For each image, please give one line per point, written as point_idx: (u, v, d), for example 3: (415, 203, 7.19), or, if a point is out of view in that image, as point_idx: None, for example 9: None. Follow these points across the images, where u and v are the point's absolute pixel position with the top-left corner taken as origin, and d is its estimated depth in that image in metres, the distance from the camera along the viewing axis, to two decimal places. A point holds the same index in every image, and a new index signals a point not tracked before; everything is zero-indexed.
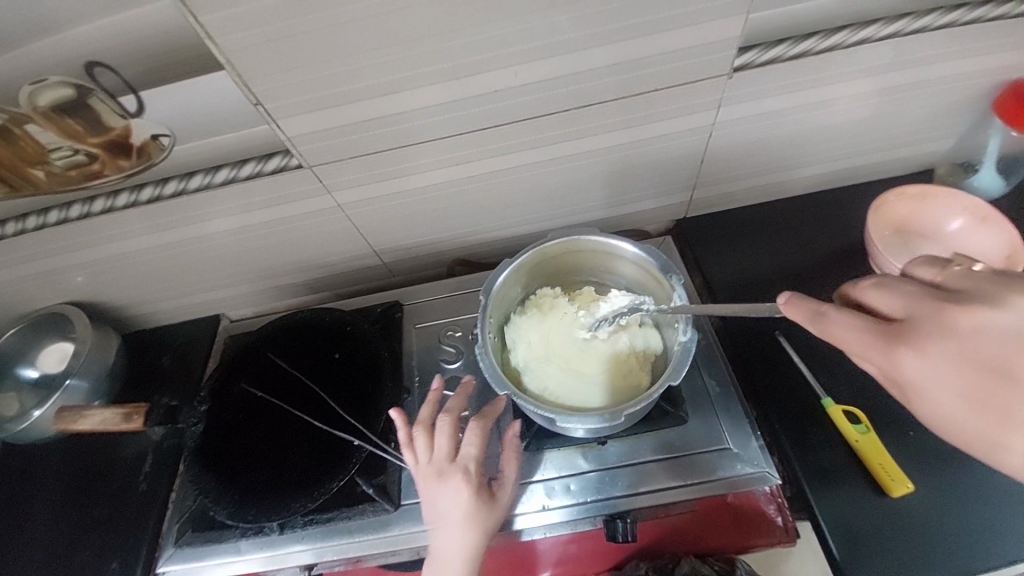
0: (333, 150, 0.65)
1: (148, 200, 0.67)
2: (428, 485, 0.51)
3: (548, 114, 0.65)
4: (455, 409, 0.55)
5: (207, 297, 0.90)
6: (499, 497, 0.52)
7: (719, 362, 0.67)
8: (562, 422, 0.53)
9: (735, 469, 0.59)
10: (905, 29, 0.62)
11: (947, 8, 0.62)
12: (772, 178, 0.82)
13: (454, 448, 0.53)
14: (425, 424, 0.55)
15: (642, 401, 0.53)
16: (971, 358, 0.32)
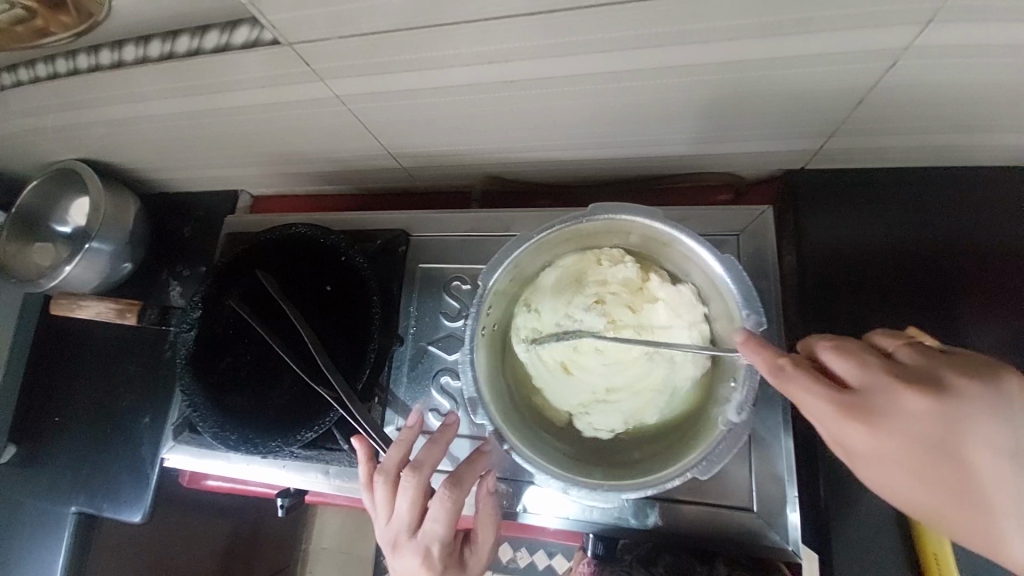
0: (316, 25, 0.46)
1: (109, 66, 0.54)
2: (386, 548, 0.46)
3: (629, 4, 0.41)
4: (424, 467, 0.46)
5: (218, 173, 0.82)
6: (470, 568, 0.46)
7: (778, 405, 0.54)
8: (541, 478, 0.43)
9: (755, 528, 0.51)
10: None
11: None
12: (967, 139, 0.54)
13: (417, 517, 0.46)
14: (389, 473, 0.47)
15: (650, 488, 0.40)
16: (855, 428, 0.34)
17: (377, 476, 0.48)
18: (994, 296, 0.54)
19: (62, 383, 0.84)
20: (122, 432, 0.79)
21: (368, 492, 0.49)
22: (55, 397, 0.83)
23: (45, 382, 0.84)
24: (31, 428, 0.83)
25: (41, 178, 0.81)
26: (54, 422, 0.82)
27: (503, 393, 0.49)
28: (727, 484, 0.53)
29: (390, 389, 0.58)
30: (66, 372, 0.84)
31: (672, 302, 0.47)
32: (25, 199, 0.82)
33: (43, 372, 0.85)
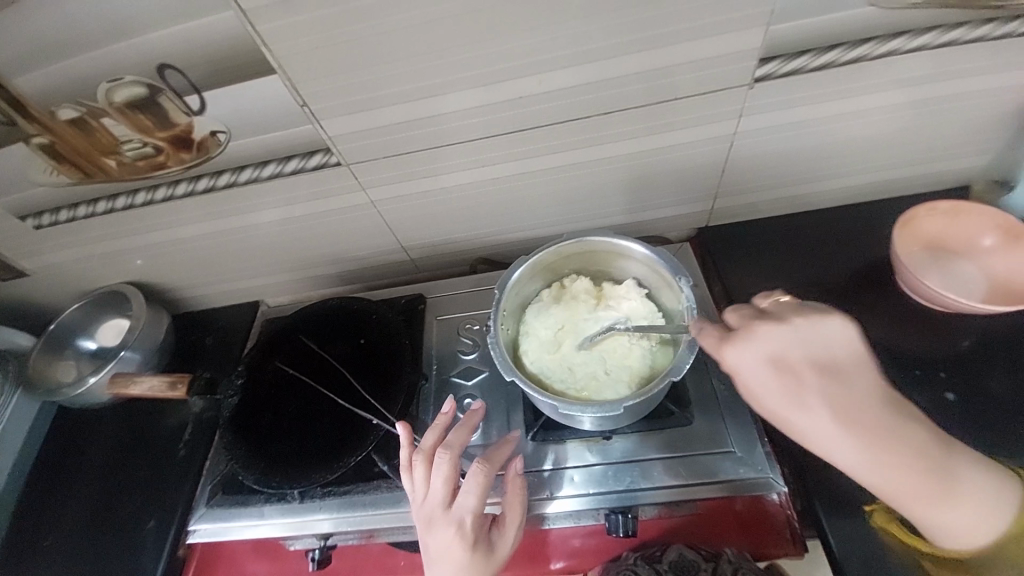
0: (369, 150, 0.70)
1: (204, 190, 0.74)
2: (420, 526, 0.53)
3: (571, 120, 0.68)
4: (458, 444, 0.55)
5: (248, 285, 0.97)
6: (499, 548, 0.53)
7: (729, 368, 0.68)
8: (565, 410, 0.55)
9: (736, 472, 0.60)
10: (963, 38, 0.61)
11: (984, 19, 0.60)
12: (800, 191, 0.81)
13: (451, 493, 0.53)
14: (427, 451, 0.55)
15: (641, 396, 0.55)
16: (783, 360, 0.48)
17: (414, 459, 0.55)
18: (864, 291, 0.77)
19: (54, 504, 0.80)
20: (119, 545, 0.75)
21: (406, 474, 0.56)
22: (43, 520, 0.79)
23: (37, 510, 0.80)
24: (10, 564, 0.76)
25: (83, 302, 0.91)
26: (43, 551, 0.77)
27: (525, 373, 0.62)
28: (703, 438, 0.62)
29: (419, 417, 0.67)
30: (62, 490, 0.82)
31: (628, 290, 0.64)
32: (63, 321, 0.90)
33: (37, 493, 0.82)
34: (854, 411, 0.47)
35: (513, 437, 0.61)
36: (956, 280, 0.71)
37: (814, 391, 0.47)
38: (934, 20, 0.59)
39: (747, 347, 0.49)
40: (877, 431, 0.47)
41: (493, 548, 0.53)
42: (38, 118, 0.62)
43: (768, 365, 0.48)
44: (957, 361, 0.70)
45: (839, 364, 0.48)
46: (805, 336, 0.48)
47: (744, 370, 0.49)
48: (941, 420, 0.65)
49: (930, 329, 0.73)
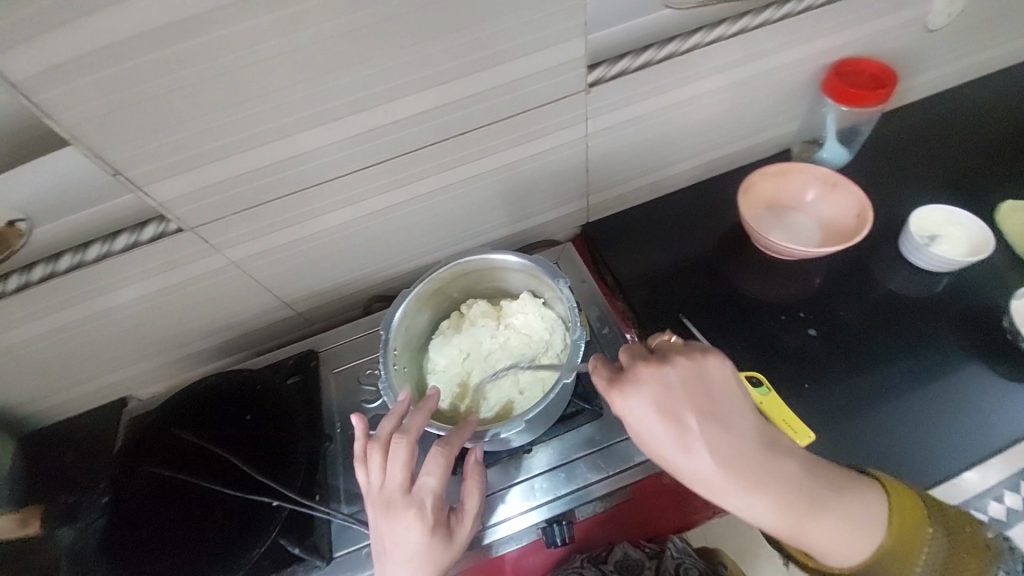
0: (213, 210, 0.63)
1: (14, 288, 0.63)
2: (378, 514, 0.50)
3: (428, 144, 0.67)
4: (416, 427, 0.51)
5: (109, 382, 0.83)
6: (458, 534, 0.52)
7: None
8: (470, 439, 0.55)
9: (650, 452, 0.62)
10: (751, 24, 0.70)
11: (761, 8, 0.70)
12: (660, 176, 0.88)
13: (410, 477, 0.50)
14: (383, 437, 0.51)
15: (541, 403, 0.54)
16: (668, 405, 0.49)
17: (370, 446, 0.51)
18: (729, 257, 0.85)
19: None
20: None
21: (360, 465, 0.52)
22: None
23: None
24: None
25: None
26: None
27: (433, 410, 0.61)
28: (615, 427, 0.64)
29: (329, 483, 0.62)
30: None
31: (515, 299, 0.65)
32: None
33: None
34: (736, 452, 0.48)
35: (475, 418, 0.54)
36: (794, 231, 0.82)
37: (697, 432, 0.48)
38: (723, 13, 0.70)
39: (635, 395, 0.50)
40: (757, 468, 0.48)
41: (452, 532, 0.51)
42: None
43: (655, 411, 0.49)
44: (812, 300, 0.79)
45: (722, 401, 0.50)
46: (689, 381, 0.50)
47: (636, 422, 0.50)
48: (809, 355, 0.74)
49: (788, 278, 0.82)
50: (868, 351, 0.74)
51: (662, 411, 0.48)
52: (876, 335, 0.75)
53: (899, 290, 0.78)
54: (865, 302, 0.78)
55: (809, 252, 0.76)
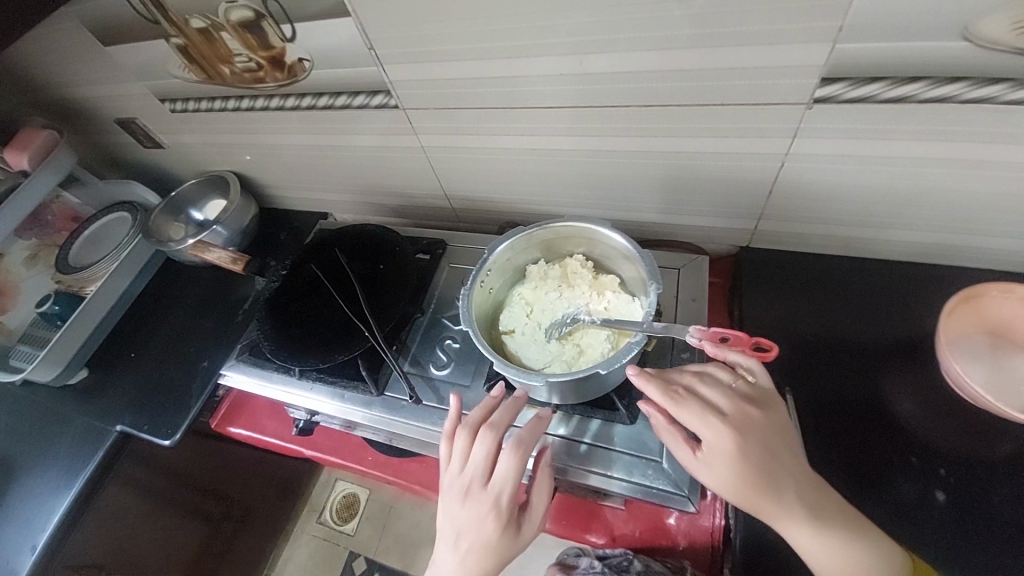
0: (423, 99, 0.76)
1: (291, 107, 0.86)
2: (455, 495, 0.58)
3: (609, 106, 0.68)
4: (502, 426, 0.59)
5: (320, 196, 1.12)
6: (524, 529, 0.59)
7: None
8: (505, 370, 0.58)
9: (657, 480, 0.62)
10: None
11: None
12: (859, 234, 0.74)
13: (488, 468, 0.58)
14: (471, 427, 0.61)
15: (576, 373, 0.55)
16: (754, 454, 0.53)
17: (460, 431, 0.61)
18: (888, 361, 0.70)
19: (149, 327, 1.05)
20: (181, 370, 0.97)
21: (448, 443, 0.62)
22: (137, 337, 1.04)
23: (133, 329, 1.06)
24: (108, 361, 1.01)
25: (199, 179, 1.12)
26: (130, 358, 1.01)
27: (488, 335, 0.66)
28: (640, 441, 0.64)
29: (406, 342, 0.76)
30: (157, 319, 1.06)
31: (604, 279, 0.65)
32: (182, 191, 1.11)
33: (141, 316, 1.07)
34: (812, 501, 0.53)
35: (549, 416, 0.61)
36: (1008, 379, 0.62)
37: (782, 485, 0.53)
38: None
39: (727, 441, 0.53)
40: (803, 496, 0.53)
41: (519, 528, 0.59)
42: (176, 23, 0.76)
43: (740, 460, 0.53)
44: (970, 465, 0.61)
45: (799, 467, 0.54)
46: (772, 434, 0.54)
47: (726, 455, 0.53)
48: (919, 516, 0.59)
49: (958, 424, 0.64)
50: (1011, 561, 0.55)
51: (790, 484, 0.53)
52: None
53: None
54: None
55: (998, 407, 0.58)
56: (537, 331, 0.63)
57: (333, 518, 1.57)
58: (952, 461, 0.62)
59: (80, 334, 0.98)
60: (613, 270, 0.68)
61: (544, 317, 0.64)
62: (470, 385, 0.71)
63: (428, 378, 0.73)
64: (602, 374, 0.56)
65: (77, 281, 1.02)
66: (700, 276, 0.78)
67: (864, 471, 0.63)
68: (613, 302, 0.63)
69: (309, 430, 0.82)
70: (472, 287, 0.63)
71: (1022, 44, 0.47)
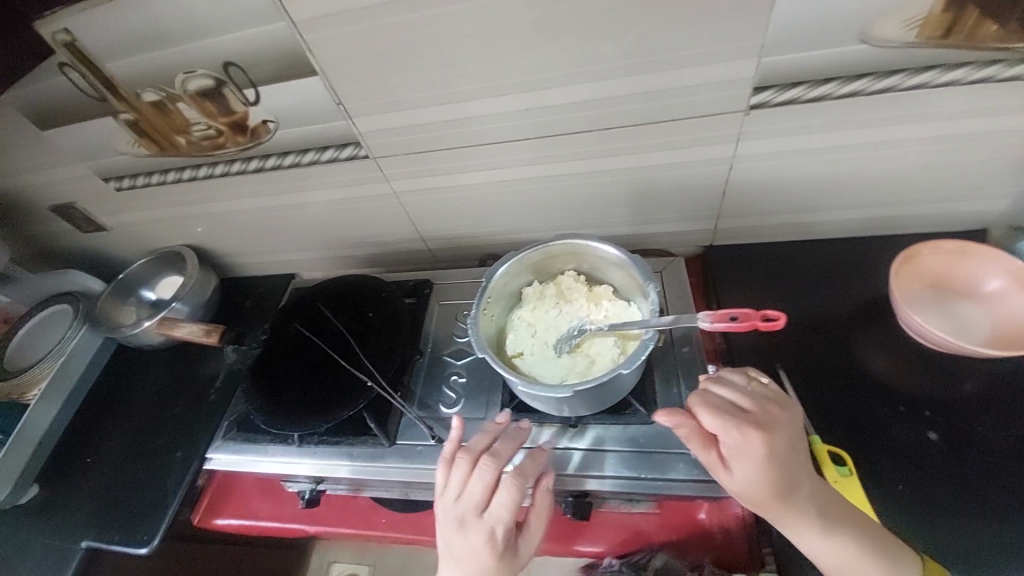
0: (394, 146, 0.79)
1: (254, 169, 0.85)
2: (449, 525, 0.57)
3: (573, 132, 0.74)
4: (503, 455, 0.59)
5: (286, 258, 1.08)
6: (519, 555, 0.58)
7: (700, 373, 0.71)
8: (527, 389, 0.59)
9: (688, 473, 0.63)
10: (967, 78, 0.61)
11: (990, 60, 0.59)
12: (805, 218, 0.83)
13: (487, 496, 0.57)
14: (472, 452, 0.60)
15: (597, 379, 0.57)
16: (778, 457, 0.55)
17: (461, 457, 0.59)
18: (855, 325, 0.77)
19: (104, 425, 0.95)
20: (150, 466, 0.88)
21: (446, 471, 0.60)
22: (91, 439, 0.93)
23: (85, 431, 0.95)
24: (60, 473, 0.90)
25: (149, 258, 1.06)
26: (86, 465, 0.90)
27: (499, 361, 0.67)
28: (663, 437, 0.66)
29: (410, 386, 0.75)
30: (112, 415, 0.96)
31: (599, 290, 0.69)
32: (131, 272, 1.04)
33: (93, 414, 0.97)
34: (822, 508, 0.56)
35: (546, 450, 0.62)
36: (957, 322, 0.70)
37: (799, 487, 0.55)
38: (931, 61, 0.60)
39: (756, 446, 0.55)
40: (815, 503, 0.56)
41: (515, 554, 0.58)
42: (127, 99, 0.74)
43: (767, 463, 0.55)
44: (949, 403, 0.68)
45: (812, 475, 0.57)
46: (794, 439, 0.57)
47: (755, 452, 0.55)
48: (919, 457, 0.65)
49: (928, 369, 0.72)
50: (1002, 481, 0.62)
51: (804, 489, 0.56)
52: None
53: None
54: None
55: (958, 346, 0.66)
56: (546, 349, 0.65)
57: None
58: (933, 403, 0.68)
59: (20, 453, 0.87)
60: (604, 280, 0.72)
61: (551, 334, 0.66)
62: (485, 417, 0.71)
63: (440, 418, 0.72)
64: (626, 372, 0.57)
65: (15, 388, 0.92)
66: (678, 277, 0.84)
67: (863, 428, 0.68)
68: (613, 310, 0.67)
69: (315, 501, 0.76)
70: (476, 317, 0.64)
71: (912, 38, 0.58)
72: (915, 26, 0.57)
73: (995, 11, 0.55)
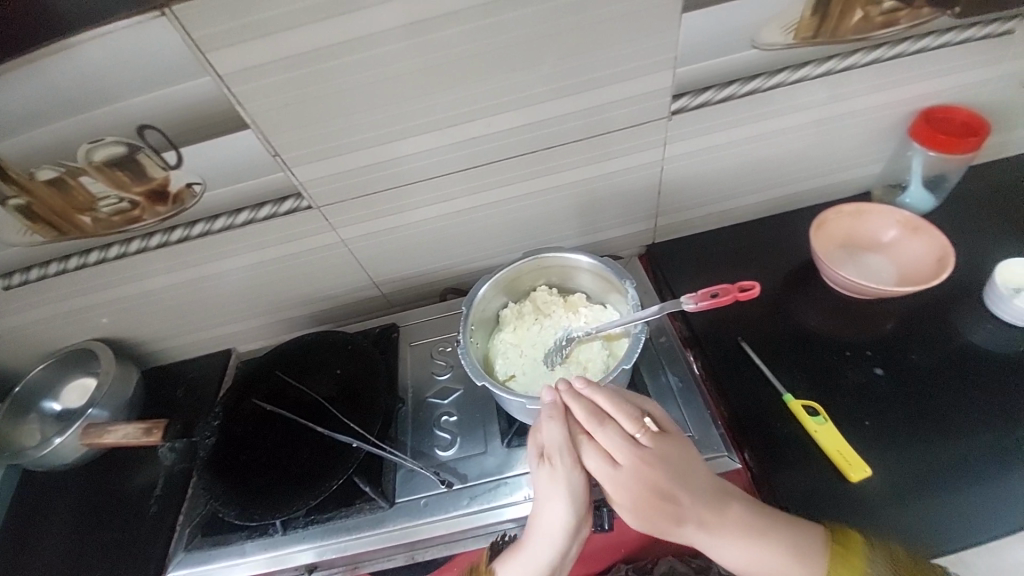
0: (338, 192, 0.76)
1: (178, 239, 0.77)
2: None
3: (519, 155, 0.77)
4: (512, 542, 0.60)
5: (219, 333, 0.97)
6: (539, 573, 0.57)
7: (680, 361, 0.81)
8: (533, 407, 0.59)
9: None
10: (836, 67, 0.73)
11: (851, 51, 0.73)
12: (731, 205, 0.92)
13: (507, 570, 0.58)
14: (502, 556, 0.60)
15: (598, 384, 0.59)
16: (655, 480, 0.55)
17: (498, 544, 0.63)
18: (794, 290, 0.86)
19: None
20: None
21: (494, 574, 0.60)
22: None
23: None
24: None
25: (49, 361, 0.89)
26: None
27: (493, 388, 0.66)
28: None
29: (398, 438, 0.70)
30: (22, 563, 0.78)
31: (574, 297, 0.71)
32: (28, 382, 0.87)
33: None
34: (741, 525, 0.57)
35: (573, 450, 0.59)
36: (871, 272, 0.81)
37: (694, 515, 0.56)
38: (808, 56, 0.72)
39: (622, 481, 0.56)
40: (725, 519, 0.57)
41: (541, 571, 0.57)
42: (17, 182, 0.65)
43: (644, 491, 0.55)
44: (886, 341, 0.78)
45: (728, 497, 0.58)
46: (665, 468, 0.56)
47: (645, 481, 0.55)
48: (872, 392, 0.73)
49: (860, 317, 0.81)
50: (939, 398, 0.71)
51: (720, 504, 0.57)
52: (958, 377, 0.73)
53: (979, 344, 0.75)
54: (943, 348, 0.76)
55: (881, 290, 0.76)
56: (536, 366, 0.66)
57: None
58: (872, 342, 0.78)
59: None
60: (574, 288, 0.74)
61: (538, 350, 0.67)
62: (487, 451, 0.68)
63: (438, 464, 0.68)
64: (629, 368, 0.60)
65: None
66: None
67: (827, 378, 0.75)
68: (592, 315, 0.69)
69: None
70: (464, 349, 0.63)
71: (790, 39, 0.70)
72: (791, 30, 0.69)
73: (854, 9, 0.68)
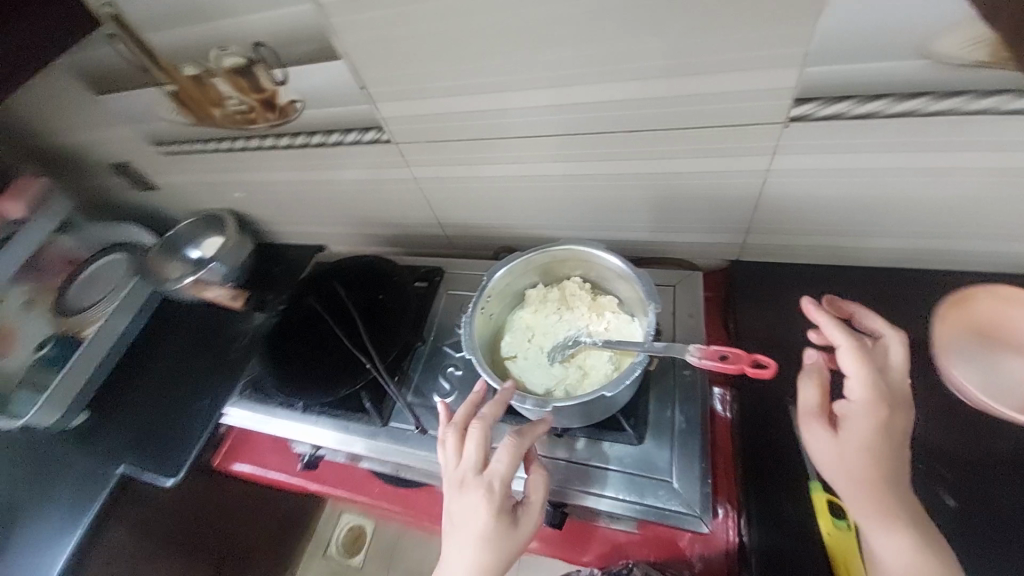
0: (414, 133, 0.78)
1: (284, 145, 0.87)
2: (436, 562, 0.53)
3: (597, 132, 0.70)
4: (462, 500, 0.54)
5: (312, 230, 1.12)
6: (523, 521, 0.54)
7: (695, 401, 0.70)
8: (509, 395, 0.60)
9: (663, 501, 0.63)
10: None
11: None
12: (847, 242, 0.76)
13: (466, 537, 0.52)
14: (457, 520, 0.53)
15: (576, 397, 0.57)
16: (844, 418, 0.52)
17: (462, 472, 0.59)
18: None
19: (145, 367, 1.05)
20: (178, 412, 0.96)
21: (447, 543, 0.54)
22: (135, 378, 1.03)
23: (133, 370, 1.04)
24: (105, 405, 0.99)
25: (192, 217, 1.11)
26: (127, 400, 1.00)
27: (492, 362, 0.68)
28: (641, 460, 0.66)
29: (408, 372, 0.78)
30: (153, 359, 1.05)
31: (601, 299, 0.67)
32: (177, 230, 1.11)
33: (139, 356, 1.07)
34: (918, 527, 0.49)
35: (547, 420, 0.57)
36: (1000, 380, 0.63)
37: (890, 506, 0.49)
38: (1008, 82, 0.51)
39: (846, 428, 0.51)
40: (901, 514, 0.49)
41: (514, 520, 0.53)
42: (170, 72, 0.78)
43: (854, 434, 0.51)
44: (978, 468, 0.62)
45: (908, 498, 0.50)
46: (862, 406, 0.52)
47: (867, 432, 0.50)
48: None
49: (959, 427, 0.65)
50: (1015, 561, 0.56)
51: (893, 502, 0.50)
52: None
53: None
54: None
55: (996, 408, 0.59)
56: (539, 355, 0.65)
57: (339, 552, 1.55)
58: (955, 464, 0.62)
59: (73, 385, 0.96)
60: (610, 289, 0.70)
61: (545, 341, 0.66)
62: None
63: (430, 407, 0.74)
64: (611, 394, 0.57)
65: (74, 324, 1.02)
66: (693, 293, 0.81)
67: None
68: (613, 322, 0.65)
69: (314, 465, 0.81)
70: (471, 317, 0.65)
71: (979, 58, 0.50)
72: (981, 45, 0.49)
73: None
